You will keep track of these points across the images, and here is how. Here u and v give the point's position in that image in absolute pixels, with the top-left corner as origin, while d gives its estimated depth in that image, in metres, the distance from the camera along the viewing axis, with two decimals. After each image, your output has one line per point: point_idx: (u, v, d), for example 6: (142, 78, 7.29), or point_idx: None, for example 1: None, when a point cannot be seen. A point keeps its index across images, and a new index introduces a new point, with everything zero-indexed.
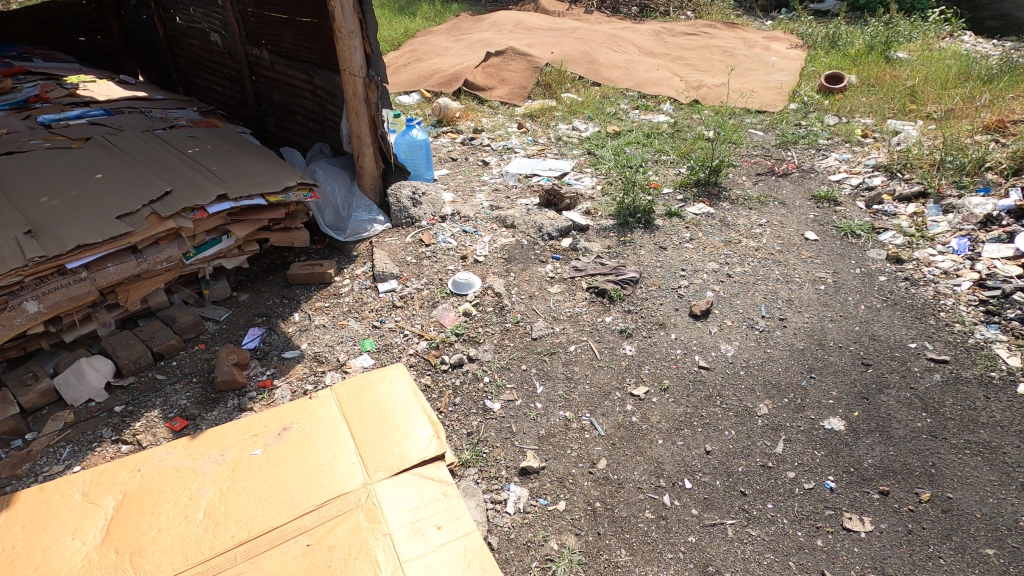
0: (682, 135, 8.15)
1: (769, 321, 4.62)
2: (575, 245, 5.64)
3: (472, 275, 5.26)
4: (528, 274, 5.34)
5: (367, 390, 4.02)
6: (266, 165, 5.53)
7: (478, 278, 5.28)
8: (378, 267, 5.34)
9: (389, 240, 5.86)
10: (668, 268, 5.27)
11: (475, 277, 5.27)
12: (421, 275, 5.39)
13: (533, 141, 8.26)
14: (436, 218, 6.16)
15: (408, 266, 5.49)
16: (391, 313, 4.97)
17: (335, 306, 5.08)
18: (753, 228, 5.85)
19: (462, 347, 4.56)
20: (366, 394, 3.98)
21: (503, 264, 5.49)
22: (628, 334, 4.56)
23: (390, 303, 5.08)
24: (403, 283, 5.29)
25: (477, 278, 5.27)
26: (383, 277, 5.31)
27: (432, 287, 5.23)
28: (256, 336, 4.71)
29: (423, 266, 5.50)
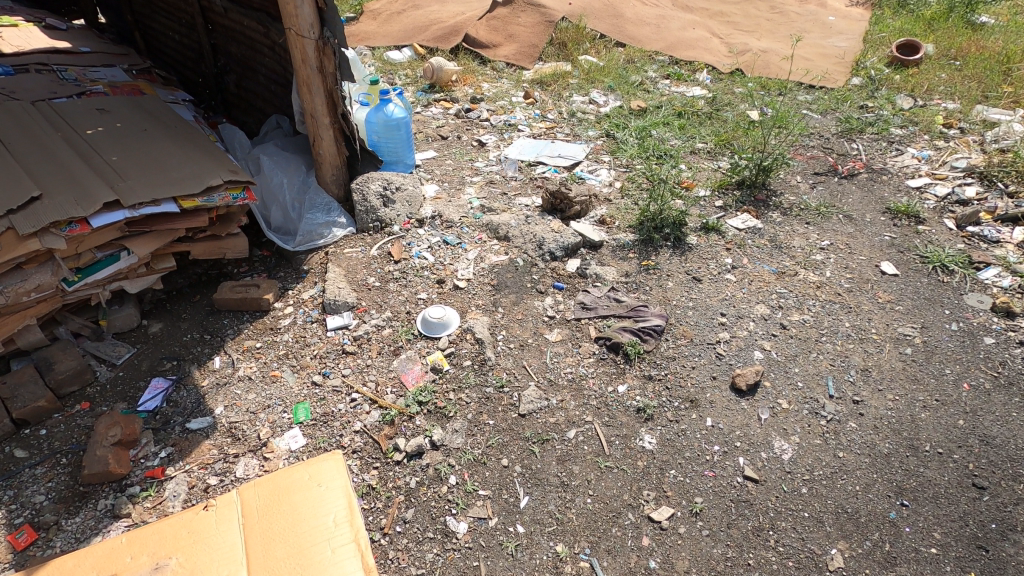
0: (722, 116, 6.70)
1: (841, 404, 3.42)
2: (584, 271, 4.41)
3: (448, 310, 4.08)
4: (521, 311, 4.14)
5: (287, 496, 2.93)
6: (188, 154, 4.29)
7: (455, 313, 4.10)
8: (329, 295, 4.16)
9: (349, 253, 4.65)
10: (703, 311, 4.05)
11: (451, 311, 4.09)
12: (383, 305, 4.21)
13: (541, 116, 6.85)
14: (412, 222, 4.94)
15: (368, 292, 4.30)
16: (338, 362, 3.82)
17: (268, 349, 3.94)
18: (812, 255, 4.57)
19: (425, 424, 3.42)
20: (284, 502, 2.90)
21: (490, 294, 4.28)
22: (648, 416, 3.39)
23: (339, 346, 3.92)
24: (359, 316, 4.13)
25: (454, 312, 4.09)
26: (333, 307, 4.15)
27: (396, 326, 4.06)
28: (158, 392, 3.62)
29: (387, 293, 4.31)
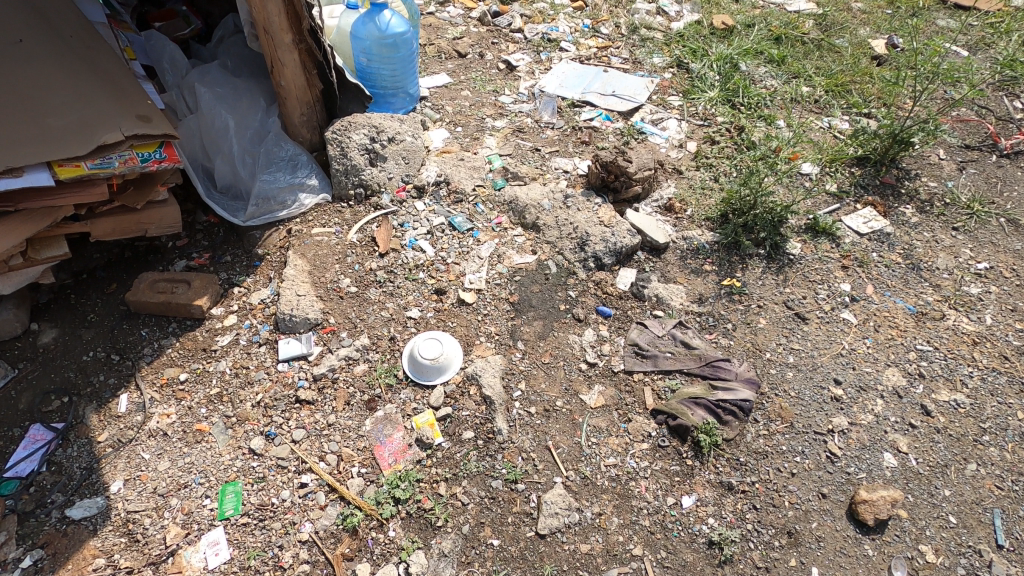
0: (836, 44, 4.95)
1: (1014, 563, 2.32)
2: (642, 290, 3.15)
3: (447, 342, 2.91)
4: (549, 351, 2.95)
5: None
6: (78, 85, 2.93)
7: (458, 346, 2.94)
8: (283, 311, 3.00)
9: (319, 235, 3.40)
10: (809, 376, 2.83)
11: (452, 344, 2.92)
12: (357, 325, 3.04)
13: (591, 29, 5.15)
14: (408, 189, 3.62)
15: (338, 302, 3.11)
16: (288, 416, 2.74)
17: (195, 385, 2.86)
18: (965, 286, 3.24)
19: (401, 538, 2.40)
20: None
21: (507, 318, 3.07)
22: (725, 558, 2.33)
23: (293, 390, 2.82)
24: (324, 340, 2.99)
25: (456, 346, 2.93)
26: (290, 327, 3.01)
27: (374, 361, 2.92)
28: (35, 449, 2.61)
29: (366, 305, 3.11)
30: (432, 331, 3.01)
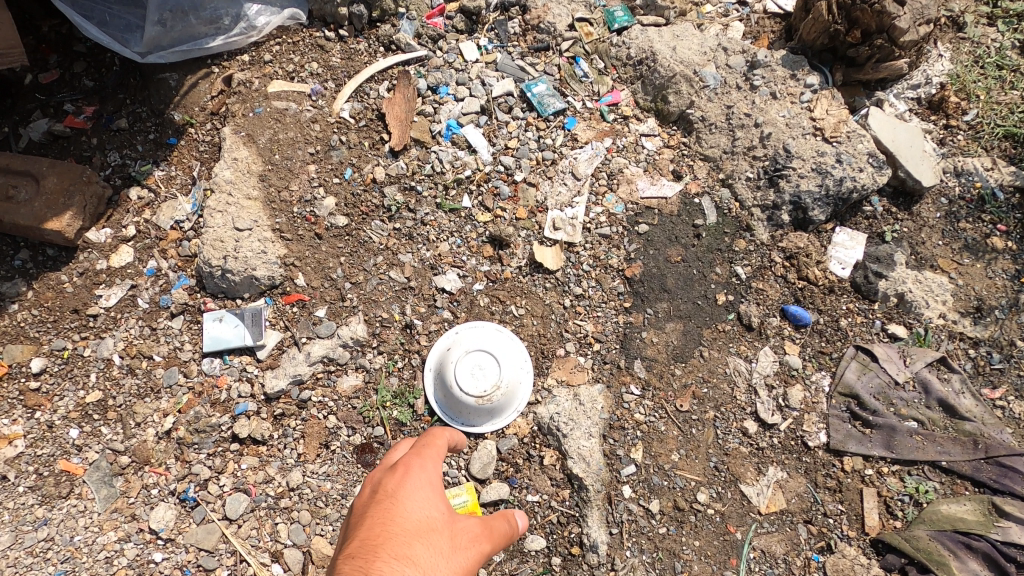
0: None
1: None
2: (874, 283, 1.68)
3: (508, 361, 1.59)
4: (690, 389, 1.61)
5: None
6: None
7: (525, 366, 1.63)
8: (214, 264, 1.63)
9: (280, 96, 1.83)
10: None
11: (515, 366, 1.61)
12: (346, 298, 1.68)
13: None
14: (449, 16, 1.95)
15: (314, 248, 1.71)
16: (220, 468, 1.55)
17: (60, 384, 1.62)
18: None
19: None
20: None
21: (616, 314, 1.68)
22: None
23: (230, 417, 1.58)
24: (287, 320, 1.66)
25: (519, 366, 1.62)
26: (225, 290, 1.66)
27: (375, 374, 1.63)
28: None
29: (363, 257, 1.72)
30: (485, 323, 1.67)
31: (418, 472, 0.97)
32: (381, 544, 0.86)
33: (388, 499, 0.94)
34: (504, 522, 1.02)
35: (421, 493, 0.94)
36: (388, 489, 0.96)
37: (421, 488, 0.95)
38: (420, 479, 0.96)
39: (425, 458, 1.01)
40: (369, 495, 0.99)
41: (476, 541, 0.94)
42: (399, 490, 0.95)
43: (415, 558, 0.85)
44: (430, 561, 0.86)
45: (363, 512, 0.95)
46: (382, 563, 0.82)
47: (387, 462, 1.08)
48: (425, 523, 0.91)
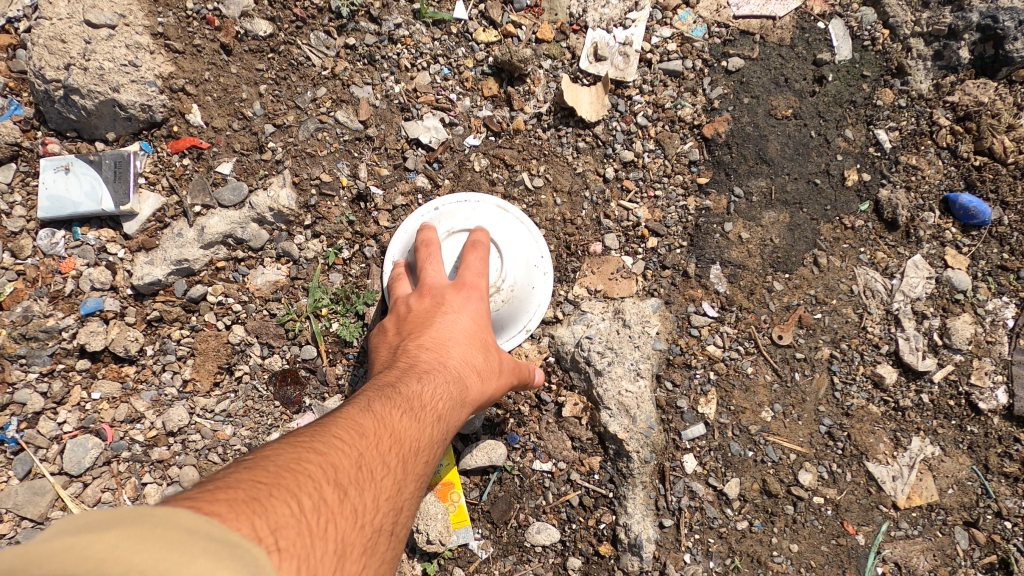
0: None
1: None
2: None
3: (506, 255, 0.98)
4: (795, 314, 1.03)
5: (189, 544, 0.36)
6: None
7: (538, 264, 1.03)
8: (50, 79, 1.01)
9: None
10: None
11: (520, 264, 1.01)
12: (267, 149, 1.08)
13: None
14: None
15: (218, 68, 1.09)
16: (60, 398, 1.00)
17: None
18: None
19: None
20: (215, 545, 0.37)
21: (683, 195, 1.09)
22: None
23: (77, 320, 1.01)
24: (173, 178, 1.07)
25: (527, 265, 1.02)
26: (77, 124, 1.06)
27: (306, 268, 1.06)
28: None
29: (296, 88, 1.10)
30: (479, 198, 1.06)
31: (477, 291, 0.91)
32: (447, 354, 0.84)
33: (447, 309, 0.88)
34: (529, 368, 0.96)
35: (480, 315, 0.89)
36: (448, 295, 0.90)
37: (480, 306, 0.90)
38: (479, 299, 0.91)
39: (480, 264, 0.93)
40: (423, 298, 0.93)
41: (516, 366, 0.92)
42: (459, 305, 0.89)
43: (475, 369, 0.84)
44: (487, 374, 0.86)
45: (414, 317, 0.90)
46: (451, 366, 0.82)
47: (430, 260, 0.94)
48: (481, 339, 0.88)
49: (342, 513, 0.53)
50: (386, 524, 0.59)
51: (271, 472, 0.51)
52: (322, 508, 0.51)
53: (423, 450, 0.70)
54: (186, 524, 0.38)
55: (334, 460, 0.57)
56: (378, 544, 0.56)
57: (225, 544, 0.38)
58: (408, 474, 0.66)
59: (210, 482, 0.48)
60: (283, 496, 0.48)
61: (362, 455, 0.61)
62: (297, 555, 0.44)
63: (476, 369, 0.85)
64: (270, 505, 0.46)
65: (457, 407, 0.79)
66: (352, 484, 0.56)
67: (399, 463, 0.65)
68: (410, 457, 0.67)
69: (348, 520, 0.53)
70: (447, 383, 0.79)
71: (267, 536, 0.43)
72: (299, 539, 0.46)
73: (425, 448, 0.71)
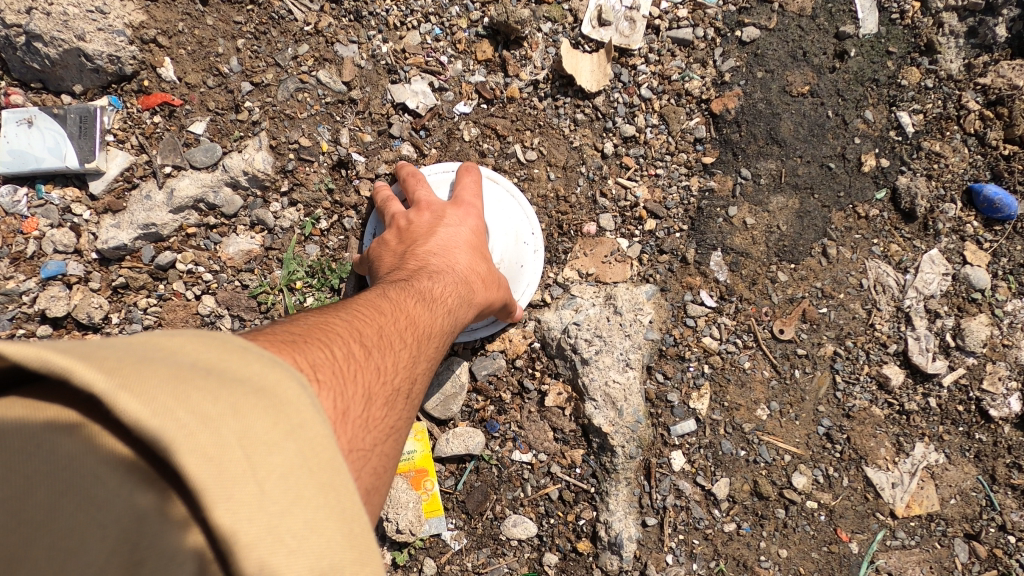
0: None
1: None
2: None
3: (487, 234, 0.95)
4: (799, 307, 0.97)
5: (242, 356, 0.40)
6: None
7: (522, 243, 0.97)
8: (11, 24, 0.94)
9: None
10: None
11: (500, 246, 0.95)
12: (243, 108, 1.01)
13: None
14: None
15: (193, 19, 1.01)
16: None
17: None
18: None
19: None
20: (255, 360, 0.40)
21: (686, 175, 1.01)
22: None
23: (39, 284, 0.96)
24: (143, 136, 1.00)
25: (510, 246, 0.97)
26: (42, 75, 0.99)
27: (282, 238, 1.01)
28: None
29: (276, 43, 1.03)
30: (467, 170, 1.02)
31: (474, 211, 0.91)
32: (451, 257, 0.84)
33: (447, 222, 0.89)
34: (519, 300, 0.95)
35: (479, 230, 0.90)
36: (447, 210, 0.90)
37: (477, 223, 0.91)
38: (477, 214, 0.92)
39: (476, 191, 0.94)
40: (421, 212, 0.90)
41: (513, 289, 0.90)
42: (459, 219, 0.89)
43: (479, 277, 0.84)
44: (490, 278, 0.85)
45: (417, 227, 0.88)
46: (459, 270, 0.82)
47: (422, 182, 0.93)
48: (478, 250, 0.88)
49: (369, 369, 0.55)
50: (409, 386, 0.61)
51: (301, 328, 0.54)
52: (353, 360, 0.53)
53: (438, 334, 0.71)
54: (238, 344, 0.42)
55: (357, 327, 0.59)
56: (401, 405, 0.58)
57: (271, 360, 0.41)
58: (422, 353, 0.67)
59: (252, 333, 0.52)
60: (314, 344, 0.51)
61: (385, 327, 0.63)
62: (333, 389, 0.48)
63: (480, 277, 0.84)
64: (306, 347, 0.49)
65: (465, 306, 0.79)
66: (375, 348, 0.58)
67: (416, 340, 0.66)
68: (427, 337, 0.69)
69: (374, 376, 0.55)
70: (456, 281, 0.80)
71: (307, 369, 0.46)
72: (333, 378, 0.49)
73: (438, 335, 0.71)
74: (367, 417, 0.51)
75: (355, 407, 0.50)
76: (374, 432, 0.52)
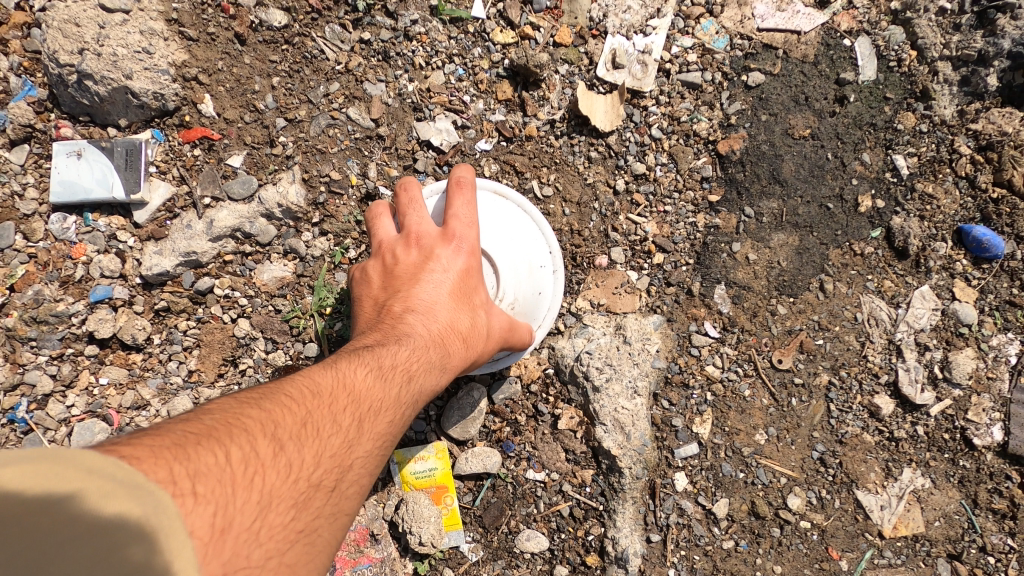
0: None
1: None
2: None
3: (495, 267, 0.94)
4: (797, 340, 1.03)
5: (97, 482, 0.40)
6: None
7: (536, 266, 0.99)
8: (68, 65, 1.01)
9: None
10: None
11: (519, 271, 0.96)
12: (277, 143, 1.08)
13: None
14: None
15: (232, 58, 1.08)
16: (69, 381, 1.03)
17: None
18: None
19: None
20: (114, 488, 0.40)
21: (693, 212, 1.08)
22: None
23: (87, 306, 1.03)
24: (184, 169, 1.07)
25: (528, 273, 0.98)
26: (91, 110, 1.06)
27: (313, 265, 1.07)
28: None
29: (309, 82, 1.09)
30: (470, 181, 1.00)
31: (464, 248, 0.87)
32: (431, 315, 0.82)
33: (434, 266, 0.85)
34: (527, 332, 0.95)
35: (466, 274, 0.86)
36: (437, 248, 0.86)
37: (469, 262, 0.87)
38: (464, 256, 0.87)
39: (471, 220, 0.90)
40: (408, 249, 0.88)
41: (515, 332, 0.92)
42: (448, 263, 0.86)
43: (460, 334, 0.83)
44: (470, 332, 0.84)
45: (402, 268, 0.87)
46: (435, 328, 0.80)
47: (415, 208, 0.90)
48: (465, 297, 0.85)
49: (274, 469, 0.52)
50: (331, 480, 0.56)
51: (215, 421, 0.53)
52: (250, 462, 0.50)
53: (388, 409, 0.67)
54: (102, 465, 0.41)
55: (276, 416, 0.56)
56: (319, 502, 0.54)
57: (128, 484, 0.40)
58: (364, 434, 0.62)
59: (152, 428, 0.50)
60: (205, 447, 0.48)
61: (314, 410, 0.59)
62: (213, 502, 0.45)
63: (462, 334, 0.83)
64: (194, 454, 0.47)
65: (434, 369, 0.77)
66: (291, 440, 0.55)
67: (356, 419, 0.62)
68: (370, 414, 0.64)
69: (280, 476, 0.52)
70: (427, 345, 0.78)
71: (180, 482, 0.44)
72: (217, 489, 0.46)
73: (389, 407, 0.67)
74: (258, 530, 0.47)
75: (241, 519, 0.46)
76: (264, 547, 0.47)
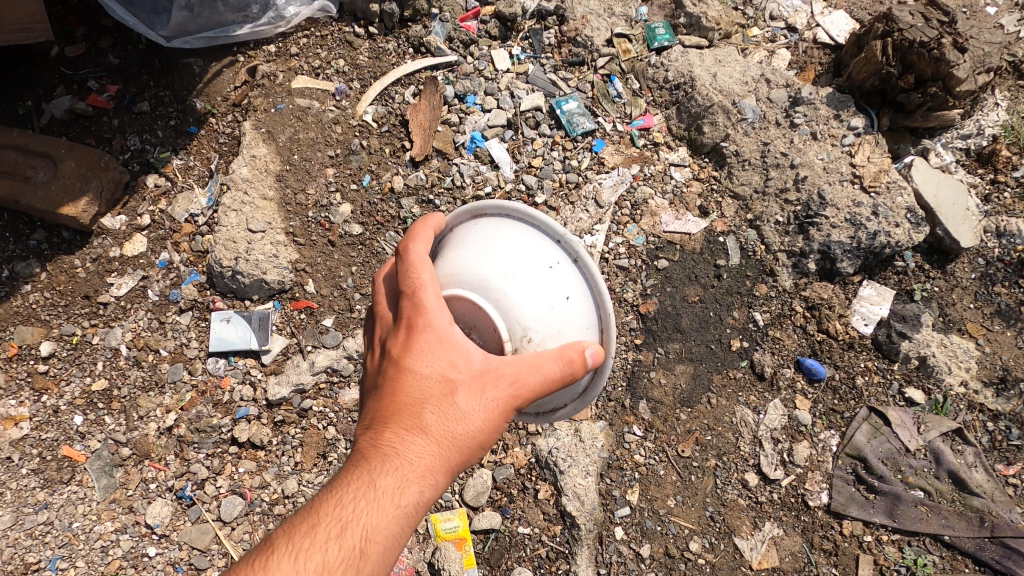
0: None
1: None
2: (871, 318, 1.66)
3: (495, 309, 0.93)
4: (693, 436, 1.58)
5: None
6: None
7: (553, 271, 0.96)
8: (230, 266, 1.63)
9: (304, 94, 1.79)
10: None
11: (540, 297, 0.94)
12: (354, 309, 1.66)
13: None
14: (483, 19, 1.89)
15: (326, 255, 1.68)
16: (218, 469, 1.57)
17: (68, 370, 1.64)
18: None
19: None
20: None
21: (626, 350, 1.65)
22: None
23: (232, 419, 1.59)
24: (294, 327, 1.65)
25: (540, 301, 0.94)
26: (236, 290, 1.66)
27: None
28: None
29: (375, 269, 1.69)
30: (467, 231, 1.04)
31: (423, 325, 0.92)
32: (401, 433, 0.92)
33: (404, 355, 0.93)
34: (537, 373, 0.89)
35: (427, 355, 0.92)
36: (403, 340, 0.94)
37: (427, 339, 0.92)
38: (419, 345, 0.92)
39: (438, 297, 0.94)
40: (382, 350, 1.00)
41: (519, 379, 0.89)
42: (412, 347, 0.92)
43: (433, 431, 0.91)
44: (442, 422, 0.91)
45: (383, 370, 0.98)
46: (402, 449, 0.91)
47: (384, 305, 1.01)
48: (436, 384, 0.91)
49: None
50: None
51: None
52: None
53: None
54: None
55: None
56: None
57: None
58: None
59: None
60: None
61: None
62: None
63: (438, 433, 0.91)
64: None
65: (403, 485, 0.90)
66: None
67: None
68: None
69: None
70: (389, 471, 0.90)
71: None
72: None
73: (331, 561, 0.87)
74: None
75: None
76: None
